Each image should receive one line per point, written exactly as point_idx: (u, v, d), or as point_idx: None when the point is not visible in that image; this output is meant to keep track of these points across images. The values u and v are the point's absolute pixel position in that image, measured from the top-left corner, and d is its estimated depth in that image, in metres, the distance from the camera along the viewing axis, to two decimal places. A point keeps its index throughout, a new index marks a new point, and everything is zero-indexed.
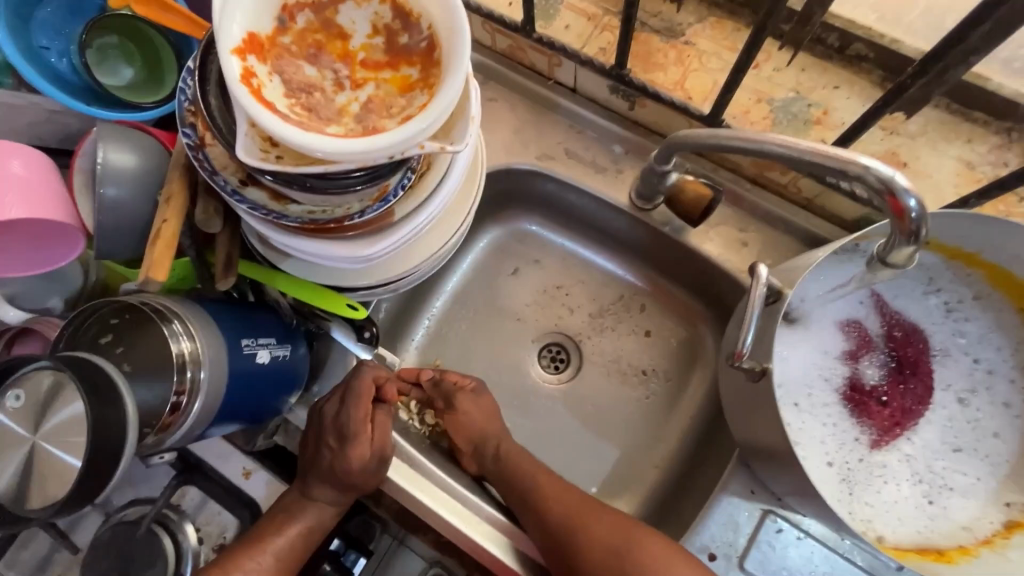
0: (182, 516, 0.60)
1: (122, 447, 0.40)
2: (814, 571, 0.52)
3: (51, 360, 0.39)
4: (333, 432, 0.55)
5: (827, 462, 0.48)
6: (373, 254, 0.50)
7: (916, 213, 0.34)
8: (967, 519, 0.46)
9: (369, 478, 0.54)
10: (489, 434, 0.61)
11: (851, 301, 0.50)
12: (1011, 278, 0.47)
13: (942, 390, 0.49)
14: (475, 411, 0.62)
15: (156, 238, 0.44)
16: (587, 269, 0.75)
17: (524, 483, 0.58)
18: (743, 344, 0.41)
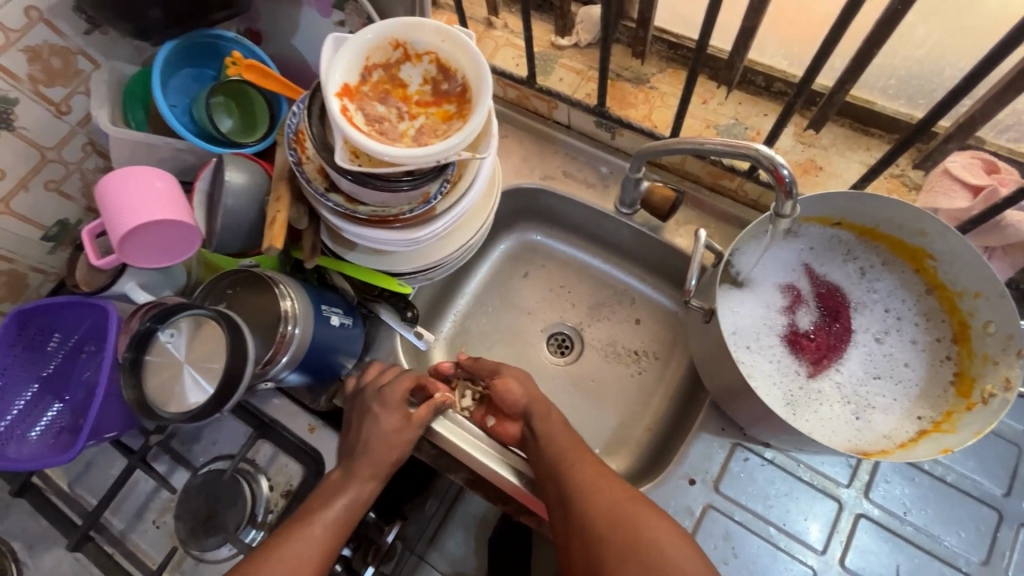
0: (258, 468, 0.73)
1: (243, 376, 0.55)
2: (776, 490, 0.64)
3: (206, 308, 0.56)
4: (375, 401, 0.68)
5: (775, 388, 0.61)
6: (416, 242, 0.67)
7: (789, 179, 0.52)
8: (887, 429, 0.59)
9: (404, 436, 0.67)
10: (529, 408, 0.69)
11: (786, 269, 0.65)
12: (904, 244, 0.62)
13: (861, 332, 0.63)
14: (517, 381, 0.71)
15: (274, 223, 0.62)
16: (584, 270, 0.91)
17: (555, 448, 0.63)
18: (689, 284, 0.59)
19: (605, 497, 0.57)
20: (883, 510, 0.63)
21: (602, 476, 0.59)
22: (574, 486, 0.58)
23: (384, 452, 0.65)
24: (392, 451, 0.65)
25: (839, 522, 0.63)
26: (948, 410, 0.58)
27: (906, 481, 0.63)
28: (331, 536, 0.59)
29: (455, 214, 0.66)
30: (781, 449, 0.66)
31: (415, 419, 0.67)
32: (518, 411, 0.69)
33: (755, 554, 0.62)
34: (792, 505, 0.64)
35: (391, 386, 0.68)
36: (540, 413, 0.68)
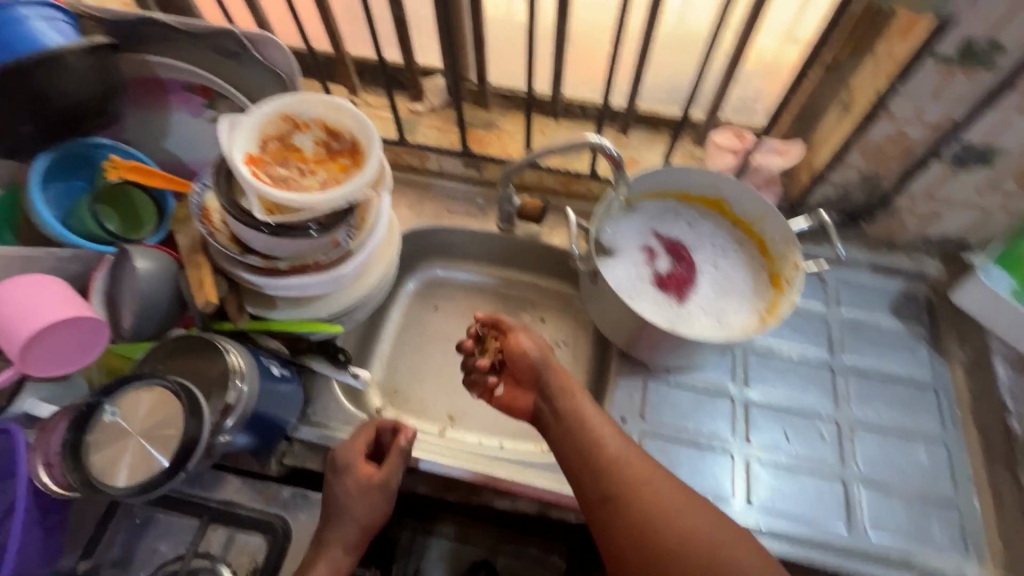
0: (214, 558, 0.68)
1: (199, 435, 0.56)
2: (685, 404, 0.79)
3: (153, 375, 0.58)
4: (331, 469, 0.70)
5: (658, 318, 0.78)
6: (337, 280, 0.73)
7: (616, 154, 0.72)
8: (743, 325, 0.78)
9: (367, 496, 0.68)
10: (540, 364, 0.76)
11: (639, 233, 0.84)
12: (705, 196, 0.85)
13: (704, 264, 0.83)
14: (530, 346, 0.77)
15: (203, 285, 0.69)
16: (486, 289, 1.03)
17: (603, 466, 0.67)
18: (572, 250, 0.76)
19: (648, 499, 0.64)
20: (761, 393, 0.81)
21: (651, 479, 0.66)
22: (618, 488, 0.65)
23: (369, 514, 0.69)
24: (358, 514, 0.67)
25: (736, 410, 0.79)
26: (772, 300, 0.79)
27: (769, 367, 0.82)
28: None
29: (366, 251, 0.74)
30: (680, 373, 0.81)
31: (378, 475, 0.70)
32: (531, 372, 0.77)
33: (687, 459, 0.75)
34: (701, 412, 0.79)
35: (346, 447, 0.71)
36: (556, 377, 0.75)
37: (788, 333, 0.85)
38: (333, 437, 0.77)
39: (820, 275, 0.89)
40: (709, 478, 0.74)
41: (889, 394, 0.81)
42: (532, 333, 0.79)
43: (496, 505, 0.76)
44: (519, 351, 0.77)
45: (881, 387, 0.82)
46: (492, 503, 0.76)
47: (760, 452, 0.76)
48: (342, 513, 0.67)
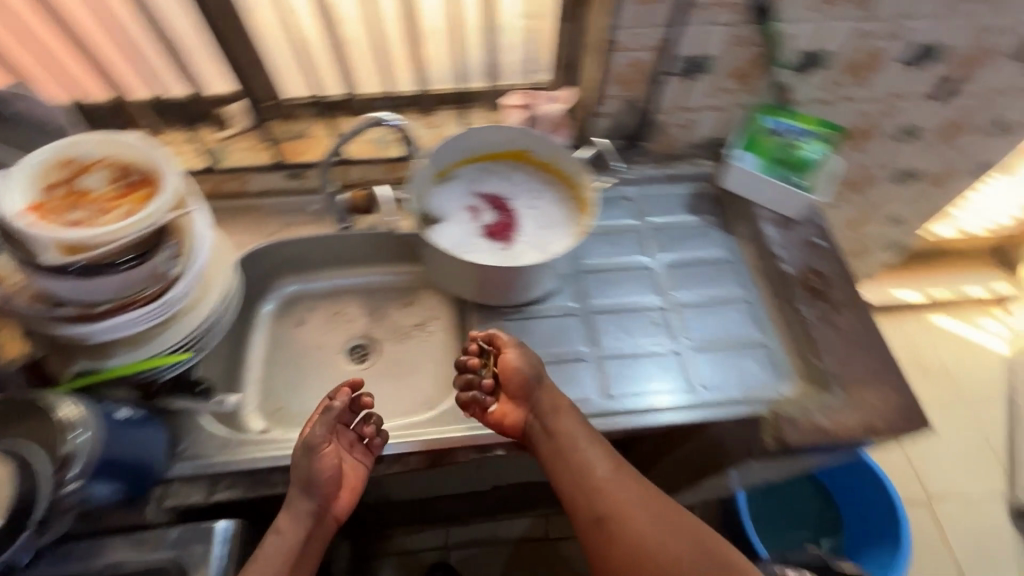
0: None
1: (35, 496, 0.59)
2: (537, 331, 0.90)
3: None
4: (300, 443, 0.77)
5: (491, 261, 0.85)
6: (168, 308, 0.72)
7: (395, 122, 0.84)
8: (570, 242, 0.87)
9: (296, 458, 0.72)
10: (533, 380, 0.79)
11: (462, 196, 0.92)
12: (508, 152, 0.96)
13: (526, 207, 0.92)
14: (518, 364, 0.79)
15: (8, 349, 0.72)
16: (346, 291, 1.06)
17: (591, 488, 0.76)
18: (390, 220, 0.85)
19: (639, 526, 0.74)
20: (598, 303, 0.93)
21: (639, 504, 0.75)
22: (609, 509, 0.75)
23: (300, 472, 0.71)
24: (296, 477, 0.72)
25: (581, 322, 0.90)
26: (584, 220, 0.90)
27: (599, 281, 0.95)
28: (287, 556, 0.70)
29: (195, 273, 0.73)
30: (527, 307, 0.92)
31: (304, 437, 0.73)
32: (520, 385, 0.79)
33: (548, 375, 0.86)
34: (552, 334, 0.89)
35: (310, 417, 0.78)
36: (547, 394, 0.79)
37: (610, 249, 0.98)
38: (210, 463, 0.76)
39: (625, 195, 1.03)
40: (569, 384, 0.84)
41: (699, 275, 0.96)
42: (519, 347, 0.81)
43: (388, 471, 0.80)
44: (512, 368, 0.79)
45: (691, 270, 0.97)
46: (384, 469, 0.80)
47: (607, 350, 0.88)
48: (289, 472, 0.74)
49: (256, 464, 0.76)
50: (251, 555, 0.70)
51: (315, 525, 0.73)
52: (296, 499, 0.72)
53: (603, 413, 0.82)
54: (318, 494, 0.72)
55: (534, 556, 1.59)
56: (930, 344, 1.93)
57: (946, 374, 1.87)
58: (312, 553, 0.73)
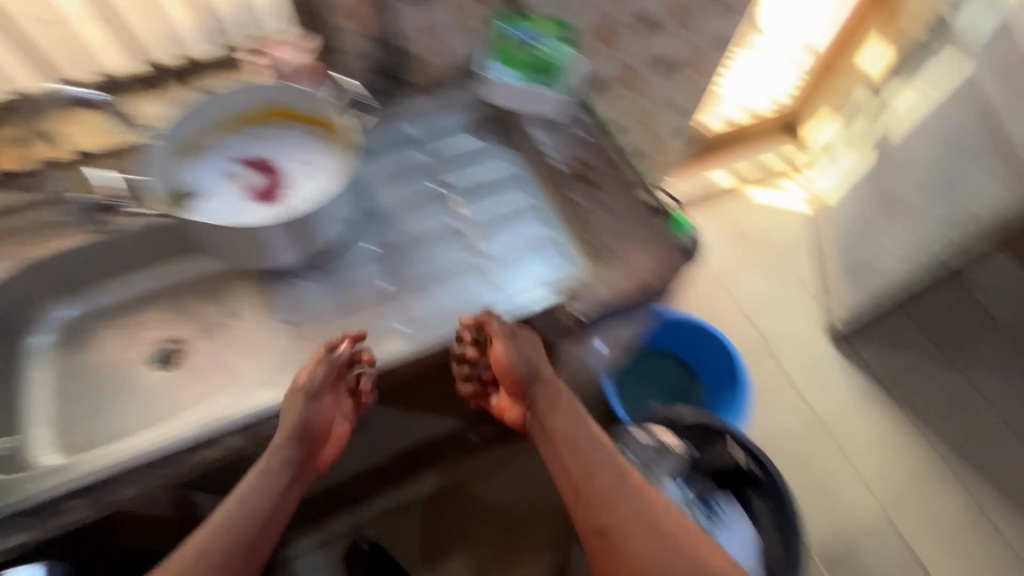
0: None
1: None
2: (335, 285, 0.92)
3: None
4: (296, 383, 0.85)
5: (261, 221, 0.82)
6: None
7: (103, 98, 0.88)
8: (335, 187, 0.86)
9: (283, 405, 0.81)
10: (524, 373, 0.89)
11: (223, 168, 0.88)
12: (261, 112, 0.92)
13: (294, 162, 0.89)
14: (516, 348, 0.85)
15: None
16: (138, 300, 0.96)
17: (574, 460, 0.88)
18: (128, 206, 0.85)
19: (633, 538, 0.82)
20: (394, 240, 0.94)
21: (637, 519, 0.83)
22: (614, 521, 0.83)
23: (292, 417, 0.79)
24: (279, 427, 0.80)
25: (380, 263, 0.92)
26: (351, 157, 0.88)
27: (392, 219, 0.95)
28: (230, 514, 0.77)
29: None
30: (322, 265, 0.93)
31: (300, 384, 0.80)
32: (504, 367, 0.88)
33: (351, 323, 0.89)
34: (352, 282, 0.91)
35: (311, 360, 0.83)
36: (542, 394, 0.91)
37: (401, 186, 0.98)
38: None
39: (406, 133, 1.02)
40: (377, 321, 0.89)
41: (493, 187, 0.99)
42: (519, 335, 0.85)
43: (197, 461, 0.75)
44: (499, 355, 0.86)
45: (482, 185, 0.99)
46: (191, 460, 0.75)
47: (408, 283, 0.91)
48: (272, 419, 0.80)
49: (43, 497, 0.71)
50: (229, 493, 0.80)
51: (297, 473, 0.83)
52: (278, 452, 0.80)
53: (410, 339, 0.87)
54: (304, 439, 0.81)
55: (448, 505, 1.63)
56: (746, 214, 2.19)
57: (763, 236, 2.15)
58: (271, 515, 0.80)
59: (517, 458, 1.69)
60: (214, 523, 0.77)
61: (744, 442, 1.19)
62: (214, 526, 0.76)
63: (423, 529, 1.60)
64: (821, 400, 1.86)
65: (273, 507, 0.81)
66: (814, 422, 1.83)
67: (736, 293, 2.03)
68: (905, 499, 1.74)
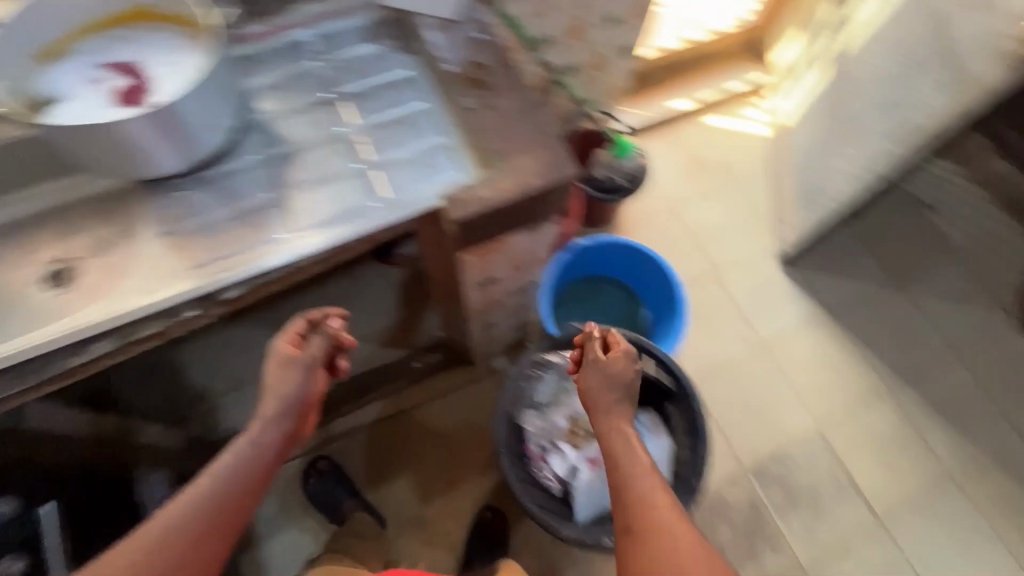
0: None
1: None
2: (220, 190, 0.88)
3: None
4: (275, 363, 0.91)
5: (120, 117, 0.77)
6: None
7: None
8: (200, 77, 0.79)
9: (277, 367, 0.90)
10: (619, 385, 0.92)
11: (86, 71, 0.83)
12: (124, 13, 0.86)
13: (160, 63, 0.83)
14: (620, 437, 0.87)
15: None
16: (31, 222, 0.97)
17: (643, 474, 0.83)
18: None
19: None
20: (281, 146, 0.91)
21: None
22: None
23: (285, 381, 0.89)
24: (274, 392, 0.89)
25: (264, 170, 0.89)
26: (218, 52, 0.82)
27: (282, 127, 0.92)
28: (195, 507, 0.77)
29: None
30: (206, 173, 0.89)
31: (287, 356, 0.91)
32: (609, 387, 0.92)
33: (235, 226, 0.85)
34: (239, 188, 0.88)
35: (289, 330, 0.94)
36: (616, 431, 0.88)
37: (291, 93, 0.95)
38: None
39: (300, 39, 0.99)
40: (260, 230, 0.85)
41: (387, 95, 0.96)
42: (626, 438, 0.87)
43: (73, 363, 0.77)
44: (620, 361, 0.93)
45: (376, 91, 0.96)
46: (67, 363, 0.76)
47: (295, 187, 0.88)
48: (264, 396, 0.89)
49: None
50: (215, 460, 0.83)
51: (274, 455, 0.87)
52: (270, 419, 0.87)
53: (292, 246, 0.83)
54: (287, 418, 0.89)
55: (394, 429, 1.67)
56: (705, 141, 2.14)
57: (721, 164, 2.11)
58: (255, 484, 0.83)
59: (466, 390, 1.71)
60: (204, 485, 0.79)
61: (661, 359, 1.18)
62: (181, 506, 0.77)
63: (369, 452, 1.65)
64: (767, 323, 1.87)
65: (257, 475, 0.84)
66: (758, 345, 1.84)
67: (690, 221, 2.01)
68: (846, 417, 1.76)
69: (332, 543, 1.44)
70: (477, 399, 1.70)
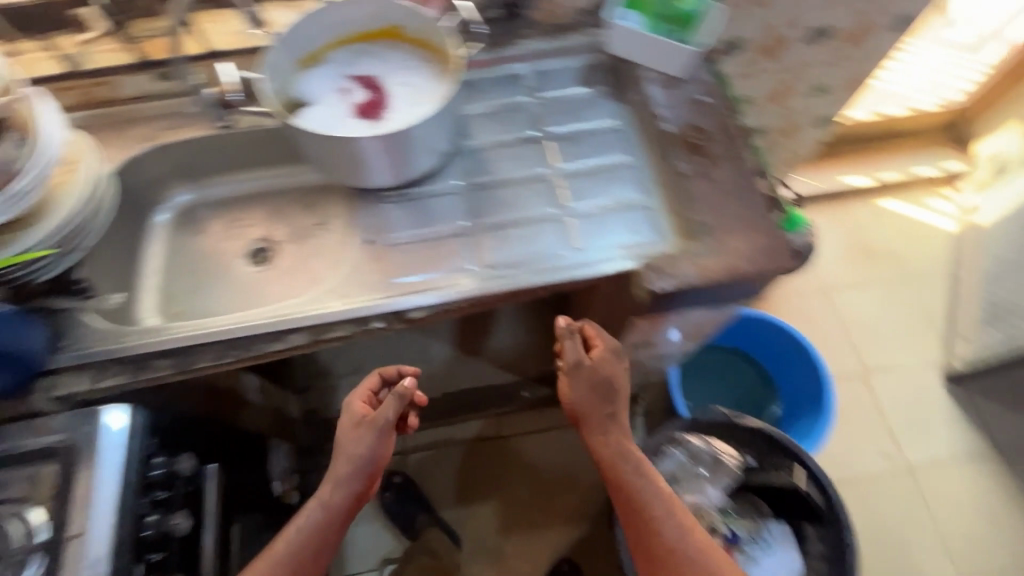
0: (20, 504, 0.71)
1: None
2: (421, 209, 0.90)
3: None
4: (347, 422, 0.86)
5: (362, 133, 0.83)
6: (23, 190, 0.71)
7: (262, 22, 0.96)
8: (439, 104, 0.84)
9: (350, 429, 0.85)
10: (599, 384, 0.85)
11: (333, 79, 0.89)
12: (374, 30, 0.92)
13: (399, 83, 0.89)
14: (604, 432, 0.86)
15: None
16: (244, 198, 1.06)
17: (649, 487, 0.84)
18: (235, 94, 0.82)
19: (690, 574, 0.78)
20: (485, 176, 0.92)
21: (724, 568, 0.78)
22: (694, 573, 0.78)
23: (353, 446, 0.84)
24: (342, 453, 0.84)
25: (465, 197, 0.90)
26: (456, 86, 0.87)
27: (489, 158, 0.93)
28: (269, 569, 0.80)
29: (29, 183, 0.71)
30: (412, 190, 0.92)
31: (358, 420, 0.85)
32: (592, 399, 0.85)
33: (431, 248, 0.86)
34: (440, 211, 0.89)
35: (358, 390, 0.90)
36: (598, 421, 0.86)
37: (498, 125, 0.97)
38: (91, 353, 0.77)
39: (516, 72, 1.01)
40: (454, 257, 0.85)
41: (591, 142, 0.95)
42: (603, 401, 0.86)
43: (265, 350, 0.80)
44: (604, 360, 0.86)
45: (581, 138, 0.95)
46: (262, 347, 0.79)
47: (491, 219, 0.88)
48: (335, 456, 0.85)
49: (136, 351, 0.77)
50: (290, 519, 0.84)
51: (346, 514, 0.85)
52: (339, 482, 0.83)
53: (482, 279, 0.83)
54: (357, 482, 0.84)
55: (488, 451, 1.67)
56: (876, 224, 1.94)
57: (888, 253, 1.89)
58: (327, 541, 0.83)
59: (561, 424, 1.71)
60: (277, 550, 0.81)
61: (811, 469, 1.05)
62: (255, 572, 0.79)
63: (460, 469, 1.65)
64: (916, 448, 1.63)
65: (331, 537, 0.84)
66: (901, 466, 1.61)
67: (843, 309, 1.81)
68: None
69: (406, 564, 1.48)
70: (574, 442, 1.66)
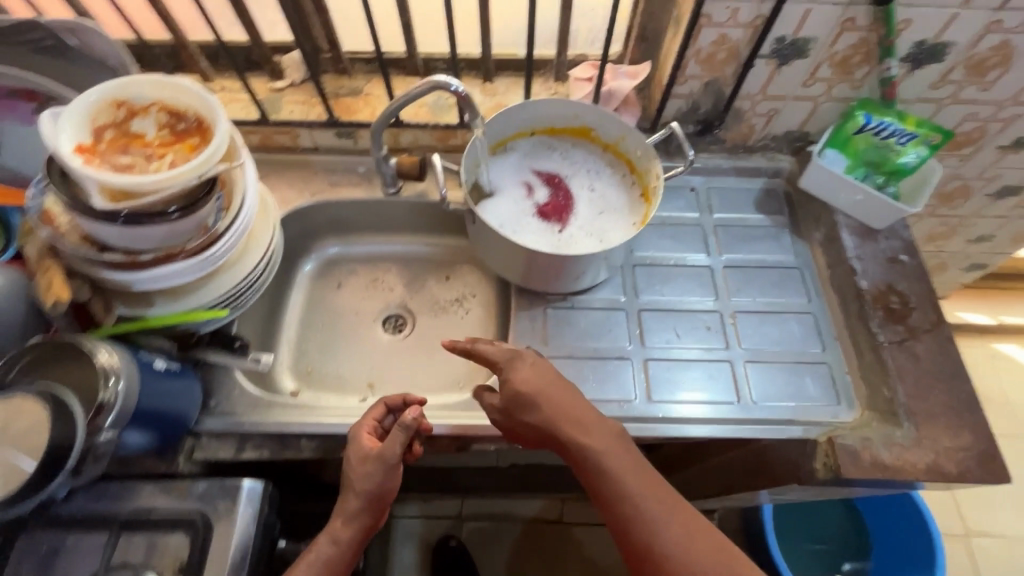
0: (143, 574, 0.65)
1: (72, 447, 0.56)
2: (582, 322, 0.85)
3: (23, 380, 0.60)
4: (355, 457, 0.67)
5: (544, 243, 0.82)
6: (216, 253, 0.70)
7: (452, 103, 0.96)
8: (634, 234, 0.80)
9: (363, 463, 0.65)
10: (525, 386, 0.70)
11: (517, 172, 0.88)
12: (563, 128, 0.89)
13: (584, 190, 0.88)
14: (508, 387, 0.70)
15: (50, 282, 0.65)
16: (387, 261, 1.04)
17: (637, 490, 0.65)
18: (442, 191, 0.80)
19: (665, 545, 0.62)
20: (651, 300, 0.87)
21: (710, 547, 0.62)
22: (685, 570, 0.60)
23: (370, 483, 0.65)
24: (357, 486, 0.65)
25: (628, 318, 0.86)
26: (644, 211, 0.85)
27: (657, 279, 0.89)
28: None
29: (223, 246, 0.70)
30: (574, 298, 0.87)
31: (370, 454, 0.65)
32: (518, 394, 0.69)
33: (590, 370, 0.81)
34: (602, 329, 0.85)
35: (359, 422, 0.71)
36: (537, 415, 0.69)
37: (669, 243, 0.92)
38: (242, 422, 0.76)
39: (692, 186, 0.97)
40: (614, 385, 0.80)
41: (766, 279, 0.89)
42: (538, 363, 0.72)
43: None
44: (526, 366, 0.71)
45: (757, 273, 0.90)
46: None
47: (655, 349, 0.83)
48: (341, 491, 0.67)
49: (282, 426, 0.76)
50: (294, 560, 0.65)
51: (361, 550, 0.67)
52: (356, 516, 0.65)
53: (643, 418, 0.77)
54: (375, 510, 0.66)
55: (546, 535, 1.58)
56: (992, 368, 1.80)
57: (1003, 403, 1.75)
58: None
59: None
60: None
61: None
62: None
63: (515, 549, 1.56)
64: None
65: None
66: None
67: None
68: None
69: None
70: None
